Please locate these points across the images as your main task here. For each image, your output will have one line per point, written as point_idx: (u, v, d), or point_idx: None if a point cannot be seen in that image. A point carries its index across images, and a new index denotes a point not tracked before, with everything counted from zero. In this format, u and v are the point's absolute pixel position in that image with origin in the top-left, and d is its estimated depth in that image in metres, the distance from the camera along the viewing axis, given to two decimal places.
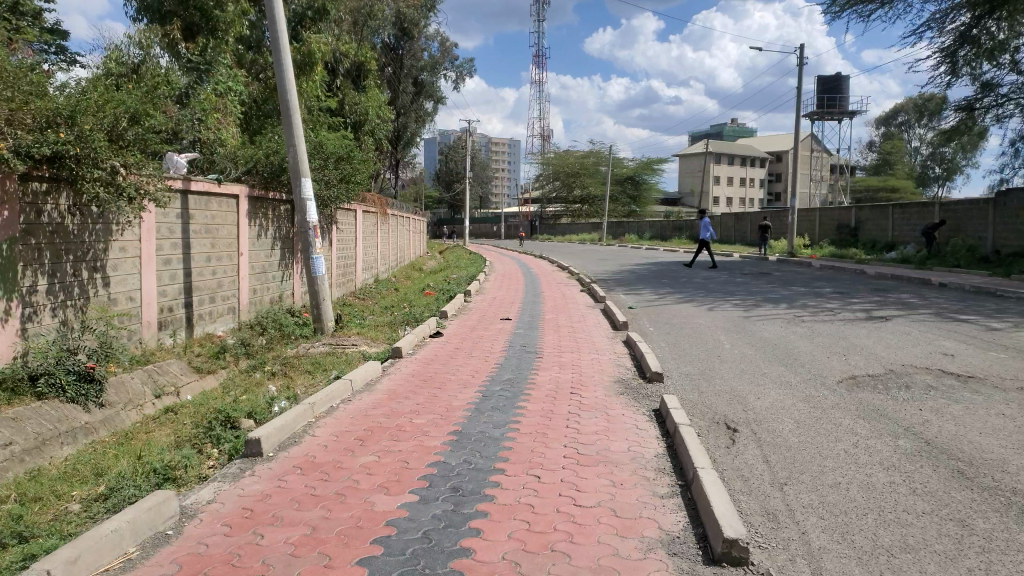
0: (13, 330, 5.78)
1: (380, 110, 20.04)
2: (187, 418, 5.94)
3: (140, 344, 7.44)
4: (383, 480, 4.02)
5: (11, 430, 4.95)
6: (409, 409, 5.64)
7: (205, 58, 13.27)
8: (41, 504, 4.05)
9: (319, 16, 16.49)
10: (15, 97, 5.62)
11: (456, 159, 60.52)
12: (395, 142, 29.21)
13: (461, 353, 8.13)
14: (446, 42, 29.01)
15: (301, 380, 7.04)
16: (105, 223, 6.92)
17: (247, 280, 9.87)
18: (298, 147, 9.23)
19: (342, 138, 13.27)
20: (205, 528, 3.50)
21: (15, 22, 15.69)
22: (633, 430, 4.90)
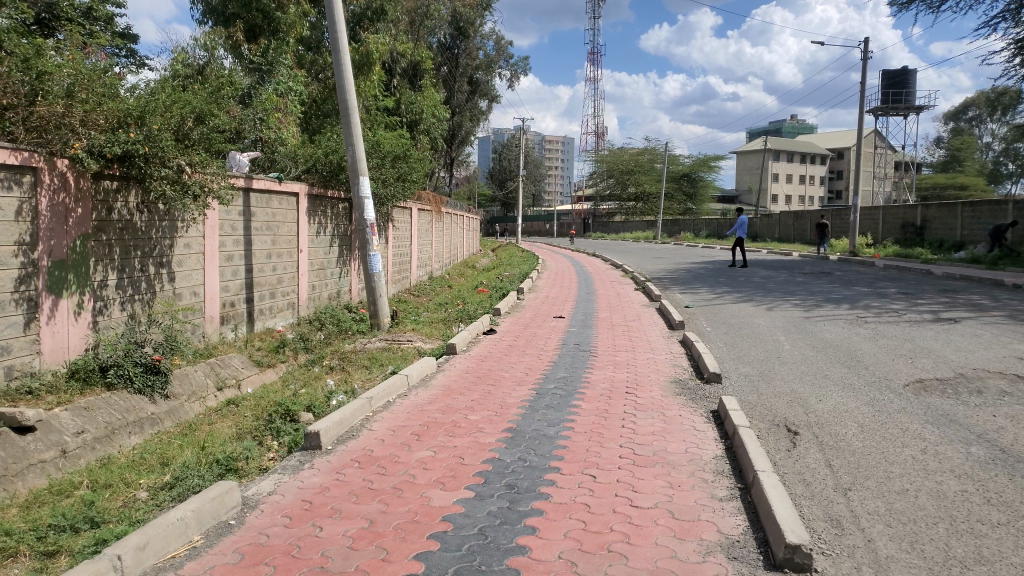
0: (85, 324, 6.02)
1: (436, 109, 20.24)
2: (248, 410, 6.08)
3: (203, 338, 7.66)
4: (440, 476, 4.05)
5: (83, 418, 5.15)
6: (464, 405, 5.67)
7: (267, 59, 13.12)
8: (111, 490, 4.21)
9: (377, 16, 16.69)
10: (89, 99, 5.83)
11: (510, 157, 60.72)
12: (450, 141, 29.42)
13: (515, 351, 8.15)
14: (502, 41, 29.11)
15: (358, 374, 7.15)
16: (171, 220, 7.14)
17: (306, 276, 10.07)
18: (357, 145, 9.34)
19: (399, 137, 13.40)
20: (266, 519, 3.58)
21: (88, 27, 16.36)
22: (691, 432, 4.84)
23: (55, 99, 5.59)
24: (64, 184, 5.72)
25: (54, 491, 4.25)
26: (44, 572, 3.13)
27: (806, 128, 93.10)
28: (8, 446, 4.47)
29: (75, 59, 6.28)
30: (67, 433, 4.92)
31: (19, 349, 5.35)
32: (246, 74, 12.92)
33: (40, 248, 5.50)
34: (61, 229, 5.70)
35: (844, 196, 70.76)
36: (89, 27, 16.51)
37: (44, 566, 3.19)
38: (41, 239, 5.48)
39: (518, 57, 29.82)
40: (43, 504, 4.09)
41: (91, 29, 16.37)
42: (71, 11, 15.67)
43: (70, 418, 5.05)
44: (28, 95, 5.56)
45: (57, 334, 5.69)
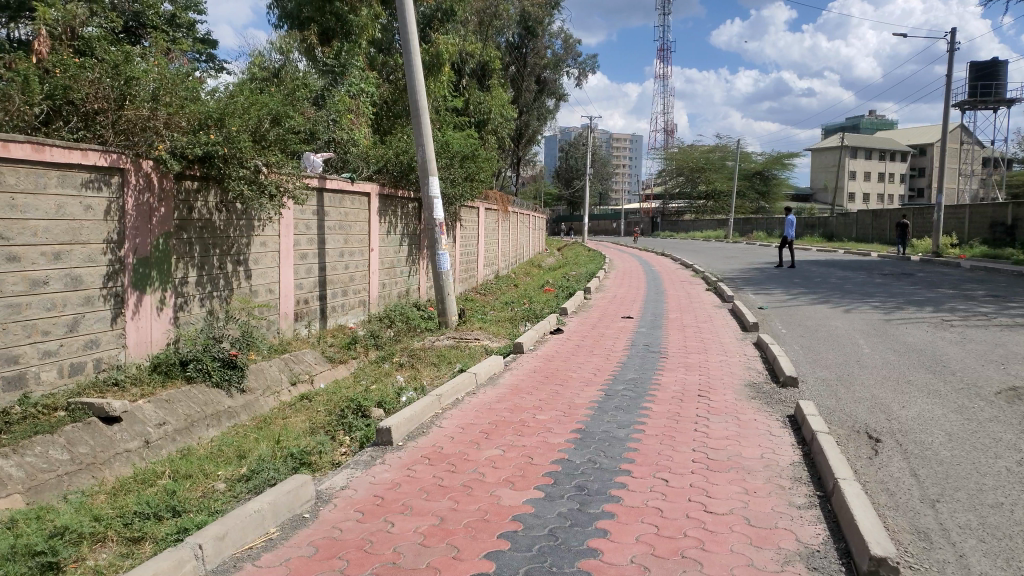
0: (167, 319, 6.25)
1: (503, 109, 20.32)
2: (321, 406, 6.21)
3: (278, 334, 7.85)
4: (509, 475, 4.05)
5: (165, 410, 5.34)
6: (532, 405, 5.66)
7: (340, 61, 13.42)
8: (191, 481, 4.35)
9: (447, 17, 16.79)
10: (172, 102, 6.06)
11: (576, 156, 60.54)
12: (517, 140, 29.50)
13: (583, 351, 8.09)
14: (570, 39, 28.99)
15: (428, 371, 7.22)
16: (248, 220, 7.35)
17: (377, 274, 10.25)
18: (427, 146, 9.43)
19: (467, 137, 13.50)
20: (339, 514, 3.64)
21: (172, 34, 17.04)
22: (766, 437, 4.71)
23: (141, 103, 5.85)
24: (148, 184, 5.95)
25: (138, 480, 4.43)
26: (130, 558, 3.25)
27: (886, 123, 89.86)
28: (96, 436, 4.70)
29: (159, 64, 6.54)
30: (150, 424, 5.12)
31: (106, 343, 5.59)
32: (320, 76, 13.15)
33: (126, 246, 5.73)
34: (146, 227, 5.94)
35: (925, 195, 68.03)
36: (172, 34, 17.17)
37: (130, 552, 3.31)
38: (127, 237, 5.72)
39: (586, 55, 29.67)
40: (128, 492, 4.27)
41: (174, 36, 17.05)
42: (156, 19, 16.34)
43: (153, 410, 5.24)
44: (116, 100, 5.83)
45: (141, 329, 5.93)
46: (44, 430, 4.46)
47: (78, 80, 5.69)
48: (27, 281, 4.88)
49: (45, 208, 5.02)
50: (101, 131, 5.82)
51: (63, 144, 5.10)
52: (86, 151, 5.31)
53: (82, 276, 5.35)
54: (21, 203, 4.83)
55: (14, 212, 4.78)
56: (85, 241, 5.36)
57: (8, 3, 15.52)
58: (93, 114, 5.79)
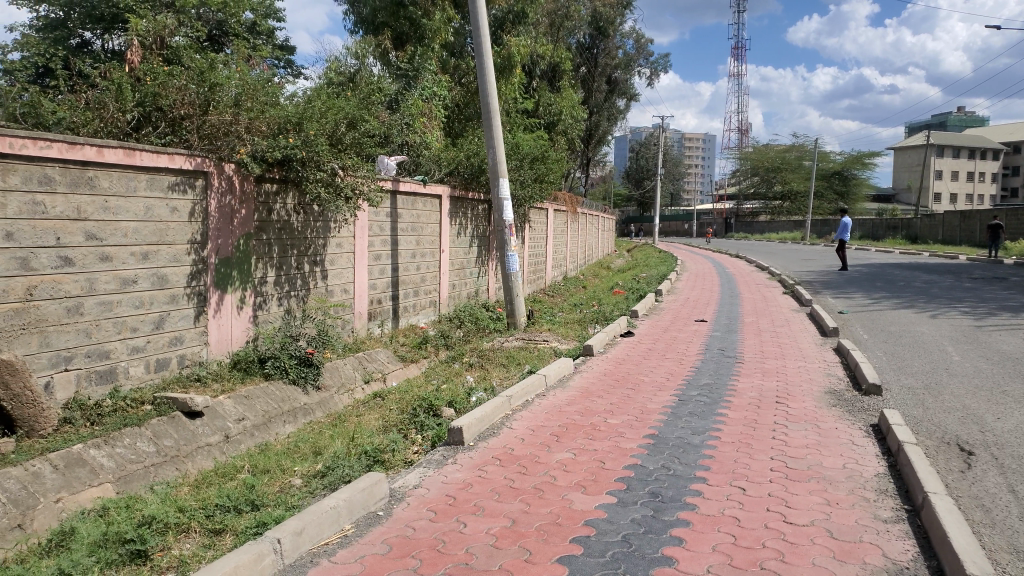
0: (246, 318, 6.46)
1: (573, 110, 20.27)
2: (393, 404, 6.29)
3: (352, 333, 8.02)
4: (581, 479, 4.02)
5: (244, 406, 5.50)
6: (603, 409, 5.61)
7: (413, 65, 13.61)
8: (270, 476, 4.46)
9: (518, 19, 16.63)
10: (253, 107, 6.30)
11: (646, 157, 59.87)
12: (587, 141, 29.36)
13: (654, 355, 7.98)
14: (642, 39, 28.74)
15: (497, 372, 7.25)
16: (325, 221, 7.52)
17: (447, 275, 10.35)
18: (498, 148, 9.45)
19: (537, 139, 13.49)
20: (413, 512, 3.67)
21: (252, 41, 17.59)
22: (848, 446, 4.54)
23: (224, 108, 6.13)
24: (230, 187, 6.13)
25: (219, 474, 4.57)
26: (212, 549, 3.35)
27: (975, 119, 85.85)
28: (180, 429, 4.88)
29: (242, 71, 6.77)
30: (230, 420, 5.28)
31: (190, 340, 5.82)
32: (394, 80, 13.34)
33: (209, 247, 5.94)
34: (227, 229, 6.13)
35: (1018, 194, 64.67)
36: (253, 41, 17.75)
37: (212, 543, 3.42)
38: (210, 238, 5.93)
39: (658, 55, 29.30)
40: (210, 485, 4.41)
41: (254, 43, 17.62)
42: (237, 27, 16.89)
43: (233, 405, 5.40)
44: (201, 105, 6.15)
45: (222, 327, 6.15)
46: (133, 423, 4.67)
47: (167, 87, 6.04)
48: (118, 280, 5.11)
49: (135, 209, 5.24)
50: (187, 136, 6.12)
51: (152, 149, 5.32)
52: (172, 155, 5.52)
53: (168, 275, 5.56)
54: (113, 205, 5.05)
55: (107, 214, 5.00)
56: (171, 242, 5.57)
57: (103, 15, 16.30)
58: (180, 119, 6.14)
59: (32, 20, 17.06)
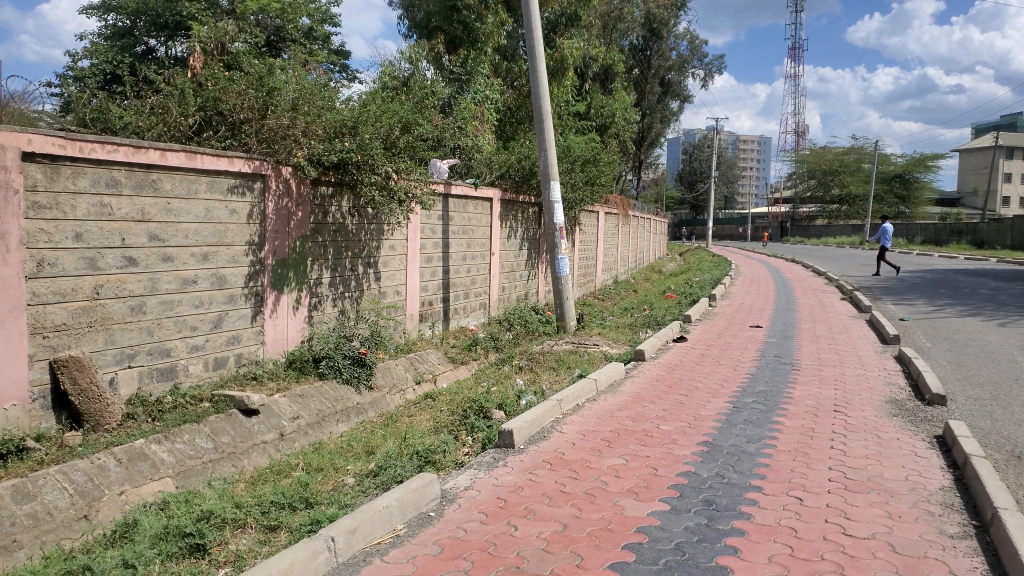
0: (302, 318, 6.58)
1: (625, 111, 20.17)
2: (444, 405, 6.33)
3: (404, 334, 8.10)
4: (633, 485, 3.98)
5: (298, 405, 5.59)
6: (655, 415, 5.55)
7: (466, 69, 13.70)
8: (323, 474, 4.52)
9: (571, 22, 16.53)
10: (310, 111, 6.36)
11: (699, 159, 59.14)
12: (640, 143, 29.17)
13: (708, 360, 7.86)
14: (696, 40, 28.44)
15: (547, 376, 7.24)
16: (379, 224, 7.61)
17: (497, 278, 10.39)
18: (549, 151, 9.42)
19: (589, 142, 13.43)
20: (464, 514, 3.69)
21: (309, 46, 17.94)
22: (911, 458, 4.40)
23: (282, 112, 6.21)
24: (287, 190, 6.24)
25: (274, 471, 4.66)
26: (267, 545, 3.42)
27: None
28: (237, 427, 4.99)
29: (299, 76, 6.89)
30: (285, 418, 5.37)
31: (247, 339, 5.95)
32: (447, 83, 13.44)
33: (266, 248, 6.07)
34: (284, 230, 6.25)
35: None
36: (310, 46, 18.11)
37: (267, 539, 3.49)
38: (268, 239, 6.06)
39: (713, 56, 28.94)
40: (265, 482, 4.50)
41: (311, 48, 17.95)
42: (295, 33, 17.25)
43: (287, 404, 5.50)
44: (260, 110, 6.26)
45: (279, 326, 6.27)
46: (191, 420, 4.81)
47: (227, 92, 6.21)
48: (179, 280, 5.26)
49: (196, 211, 5.38)
50: (246, 139, 6.28)
51: (212, 152, 5.45)
52: (232, 158, 5.65)
53: (227, 276, 5.70)
54: (175, 207, 5.20)
55: (169, 215, 5.15)
56: (230, 243, 5.71)
57: (167, 22, 16.82)
58: (239, 123, 6.30)
59: (101, 28, 17.71)
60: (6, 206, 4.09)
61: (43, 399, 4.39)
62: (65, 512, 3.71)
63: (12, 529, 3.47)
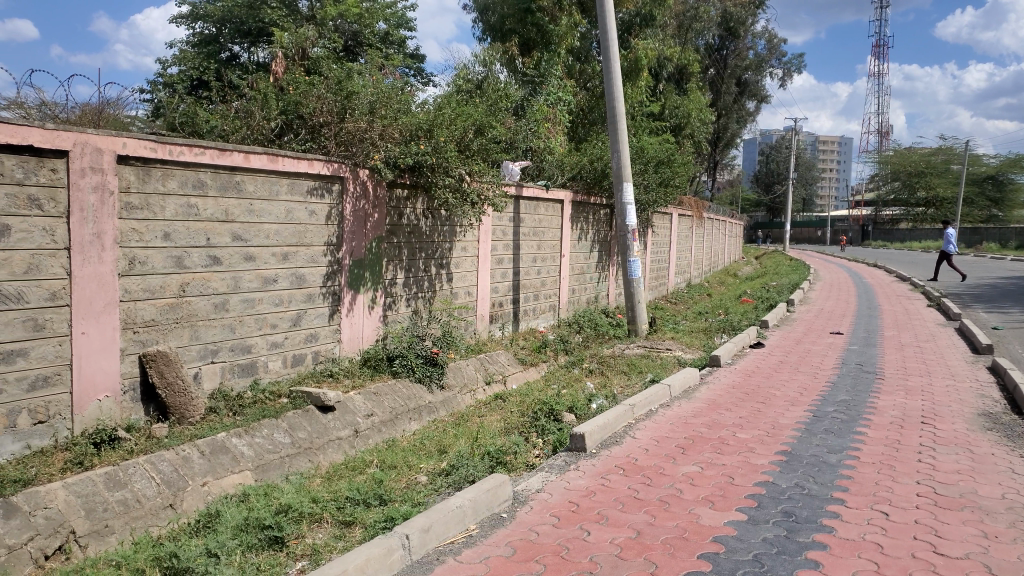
0: (377, 317, 6.70)
1: (700, 112, 19.89)
2: (514, 406, 6.35)
3: (475, 335, 8.16)
4: (708, 494, 3.90)
5: (373, 402, 5.69)
6: (732, 422, 5.42)
7: (540, 71, 13.70)
8: (397, 472, 4.59)
9: (646, 22, 16.33)
10: (387, 115, 6.46)
11: (776, 160, 57.67)
12: (715, 144, 28.65)
13: (786, 368, 7.64)
14: (774, 39, 27.75)
15: (618, 380, 7.17)
16: (452, 225, 7.69)
17: (567, 280, 10.36)
18: (622, 152, 9.32)
19: (663, 142, 13.27)
20: (536, 516, 3.68)
21: (386, 50, 18.25)
22: (1007, 475, 4.17)
23: (360, 116, 6.33)
24: (364, 192, 6.36)
25: (349, 467, 4.75)
26: (342, 540, 3.49)
27: None
28: (313, 423, 5.11)
29: (378, 80, 7.02)
30: (360, 415, 5.47)
31: (324, 338, 6.10)
32: (520, 85, 13.46)
33: (344, 249, 6.20)
34: (361, 232, 6.37)
35: None
36: (386, 50, 18.43)
37: (342, 534, 3.56)
38: (345, 240, 6.19)
39: (792, 55, 28.17)
40: (341, 478, 4.59)
41: (387, 52, 18.23)
42: (371, 38, 17.54)
43: (362, 402, 5.61)
44: (338, 113, 6.39)
45: (354, 325, 6.41)
46: (271, 415, 4.95)
47: (308, 96, 6.38)
48: (260, 279, 5.42)
49: (277, 212, 5.54)
50: (325, 143, 6.43)
51: (293, 155, 5.59)
52: (312, 161, 5.79)
53: (306, 275, 5.86)
54: (257, 208, 5.36)
55: (252, 217, 5.31)
56: (309, 244, 5.86)
57: (250, 29, 17.46)
58: (319, 126, 6.45)
59: (189, 36, 18.42)
60: (102, 207, 4.29)
61: (133, 391, 4.59)
62: (152, 501, 3.88)
63: (104, 515, 3.65)
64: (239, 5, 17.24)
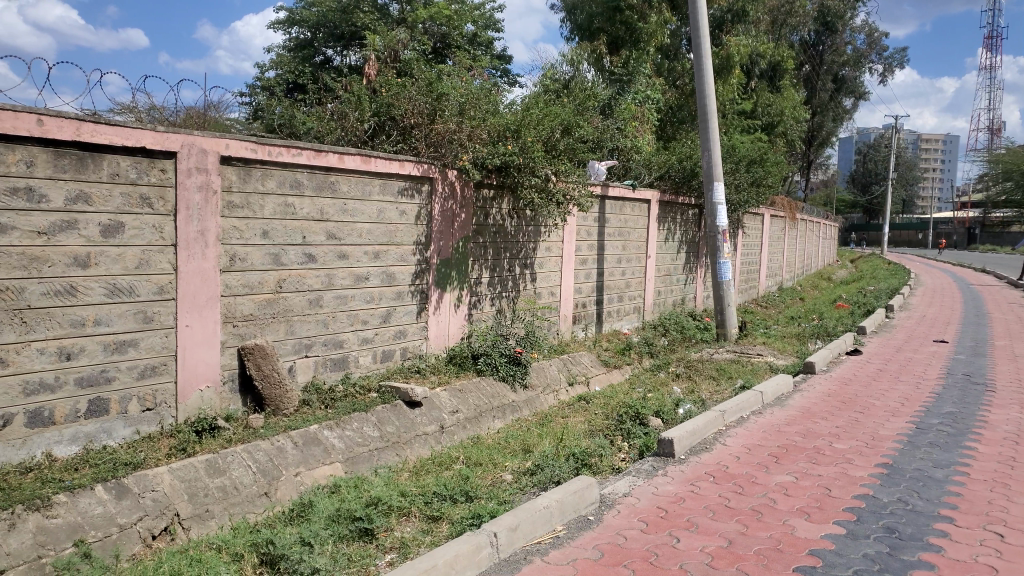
0: (463, 315, 6.78)
1: (794, 110, 19.25)
2: (598, 409, 6.30)
3: (558, 336, 8.15)
4: (804, 505, 3.77)
5: (458, 399, 5.76)
6: (828, 432, 5.22)
7: (628, 69, 13.57)
8: (482, 469, 4.62)
9: (737, 18, 15.90)
10: (476, 115, 6.51)
11: (874, 159, 55.28)
12: (809, 143, 27.70)
13: (885, 377, 7.30)
14: (875, 33, 26.60)
15: (706, 385, 7.01)
16: (536, 225, 7.69)
17: (653, 281, 10.22)
18: (713, 151, 9.12)
19: (755, 141, 12.92)
20: (624, 521, 3.64)
21: (473, 51, 18.38)
22: None
23: (449, 117, 6.41)
24: (452, 192, 6.44)
25: (436, 463, 4.81)
26: (430, 535, 3.54)
27: None
28: (401, 417, 5.21)
29: (467, 81, 7.10)
30: (445, 412, 5.55)
31: (412, 334, 6.22)
32: (608, 84, 13.34)
33: (432, 248, 6.30)
34: (448, 231, 6.46)
35: None
36: (473, 51, 18.57)
37: (429, 529, 3.61)
38: (433, 240, 6.29)
39: (894, 49, 26.94)
40: (428, 472, 4.66)
41: (475, 54, 18.32)
42: (460, 39, 17.70)
43: (448, 398, 5.68)
44: (429, 114, 6.50)
45: (441, 322, 6.50)
46: (361, 409, 5.08)
47: (399, 98, 6.52)
48: (353, 276, 5.57)
49: (369, 212, 5.67)
50: (416, 144, 6.56)
51: (385, 155, 5.71)
52: (402, 162, 5.90)
53: (395, 274, 5.98)
54: (351, 208, 5.50)
55: (345, 216, 5.45)
56: (399, 243, 5.98)
57: (343, 33, 17.95)
58: (410, 128, 6.59)
59: (285, 41, 19.04)
60: (206, 205, 4.49)
61: (232, 382, 4.79)
62: (249, 488, 4.03)
63: (205, 499, 3.81)
64: (333, 10, 17.76)
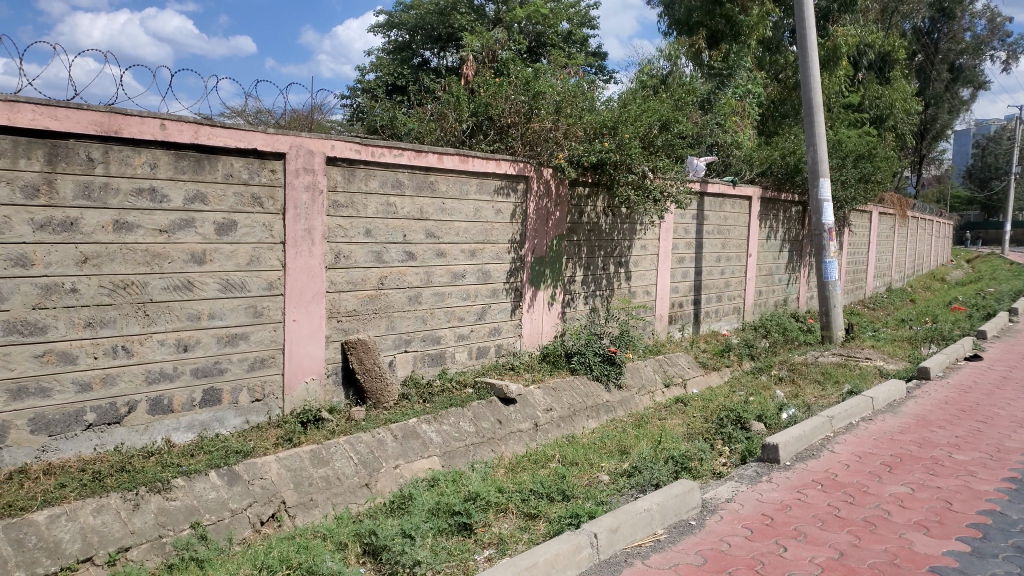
0: (556, 314, 6.78)
1: (905, 102, 18.32)
2: (696, 411, 6.16)
3: (653, 335, 8.03)
4: (922, 518, 3.57)
5: (552, 398, 5.74)
6: (947, 442, 4.93)
7: (727, 64, 13.14)
8: (579, 468, 4.59)
9: (845, 8, 15.42)
10: (572, 114, 6.49)
11: (994, 153, 51.97)
12: (922, 136, 26.34)
13: (1009, 385, 6.83)
14: (997, 18, 25.05)
15: (811, 389, 6.75)
16: (632, 223, 7.59)
17: (753, 281, 9.92)
18: (819, 145, 8.77)
19: (863, 135, 12.37)
20: (727, 527, 3.54)
21: (568, 50, 18.32)
22: None
23: (546, 116, 6.42)
24: (547, 191, 6.45)
25: (532, 460, 4.81)
26: (528, 532, 3.55)
27: None
28: (496, 414, 5.24)
29: (563, 79, 7.08)
30: (540, 409, 5.55)
31: (506, 332, 6.26)
32: (707, 79, 13.03)
33: (526, 247, 6.32)
34: (543, 230, 6.47)
35: None
36: (568, 49, 18.52)
37: (527, 526, 3.62)
38: (528, 238, 6.31)
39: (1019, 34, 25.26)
40: (524, 470, 4.67)
41: (570, 52, 18.25)
42: (555, 37, 17.71)
43: (542, 396, 5.68)
44: (525, 113, 6.51)
45: (534, 321, 6.52)
46: (457, 405, 5.14)
47: (496, 98, 6.56)
48: (450, 274, 5.66)
49: (467, 211, 5.74)
50: (512, 143, 6.59)
51: (483, 155, 5.76)
52: (499, 161, 5.93)
53: (491, 272, 6.04)
54: (449, 208, 5.58)
55: (443, 215, 5.54)
56: (494, 241, 6.03)
57: (440, 35, 18.24)
58: (506, 127, 6.62)
59: (384, 44, 19.49)
60: (313, 204, 4.64)
61: (335, 375, 4.94)
62: (351, 479, 4.14)
63: (310, 489, 3.94)
64: (431, 12, 18.10)
